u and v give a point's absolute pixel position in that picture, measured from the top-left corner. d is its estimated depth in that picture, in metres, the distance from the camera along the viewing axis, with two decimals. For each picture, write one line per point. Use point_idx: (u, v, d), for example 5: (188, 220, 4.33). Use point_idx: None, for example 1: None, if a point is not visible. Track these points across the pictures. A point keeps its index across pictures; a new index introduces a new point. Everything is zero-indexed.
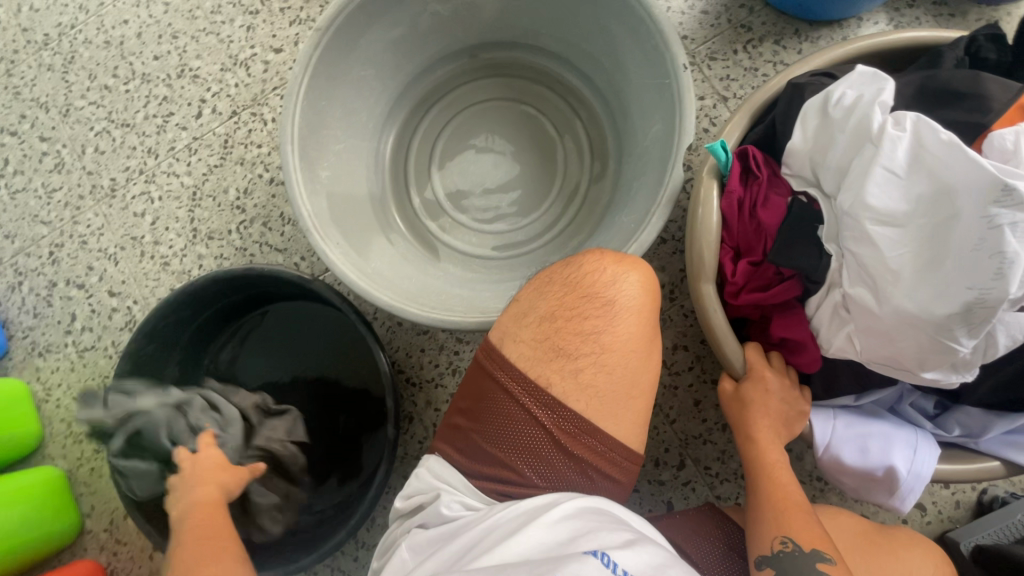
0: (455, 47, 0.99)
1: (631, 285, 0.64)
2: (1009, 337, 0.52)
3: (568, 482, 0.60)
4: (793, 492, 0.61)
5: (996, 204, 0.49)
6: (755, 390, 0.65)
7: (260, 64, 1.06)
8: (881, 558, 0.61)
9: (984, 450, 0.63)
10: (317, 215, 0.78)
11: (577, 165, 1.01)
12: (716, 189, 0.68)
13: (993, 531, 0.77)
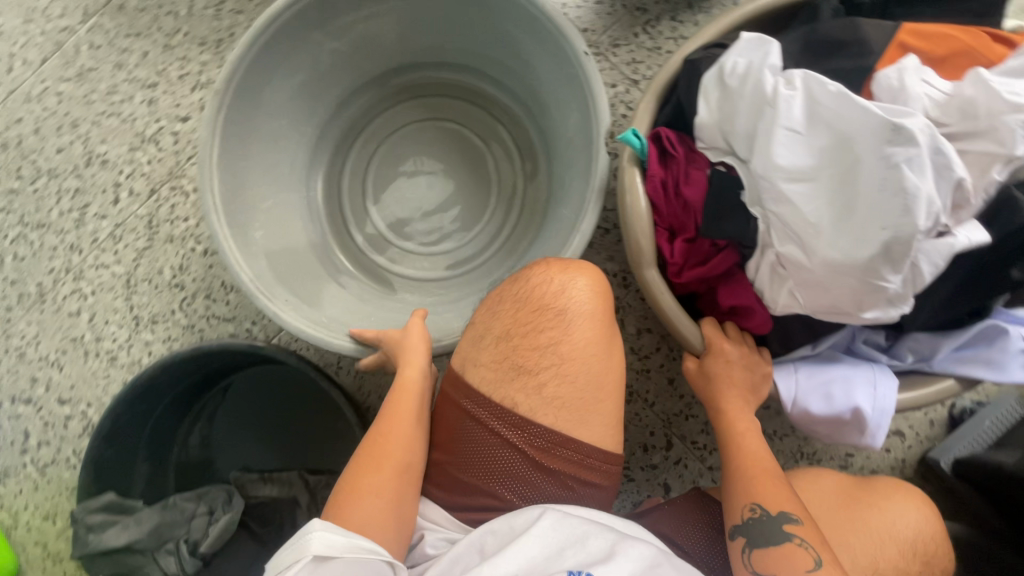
0: (364, 81, 0.98)
1: (579, 289, 0.64)
2: (931, 264, 0.54)
3: (552, 496, 0.60)
4: (760, 455, 0.62)
5: (890, 144, 0.52)
6: (716, 363, 0.67)
7: (170, 136, 1.03)
8: (859, 512, 0.63)
9: (938, 371, 0.66)
10: (259, 278, 0.76)
11: (509, 168, 1.02)
12: (639, 175, 0.68)
13: (968, 442, 0.80)
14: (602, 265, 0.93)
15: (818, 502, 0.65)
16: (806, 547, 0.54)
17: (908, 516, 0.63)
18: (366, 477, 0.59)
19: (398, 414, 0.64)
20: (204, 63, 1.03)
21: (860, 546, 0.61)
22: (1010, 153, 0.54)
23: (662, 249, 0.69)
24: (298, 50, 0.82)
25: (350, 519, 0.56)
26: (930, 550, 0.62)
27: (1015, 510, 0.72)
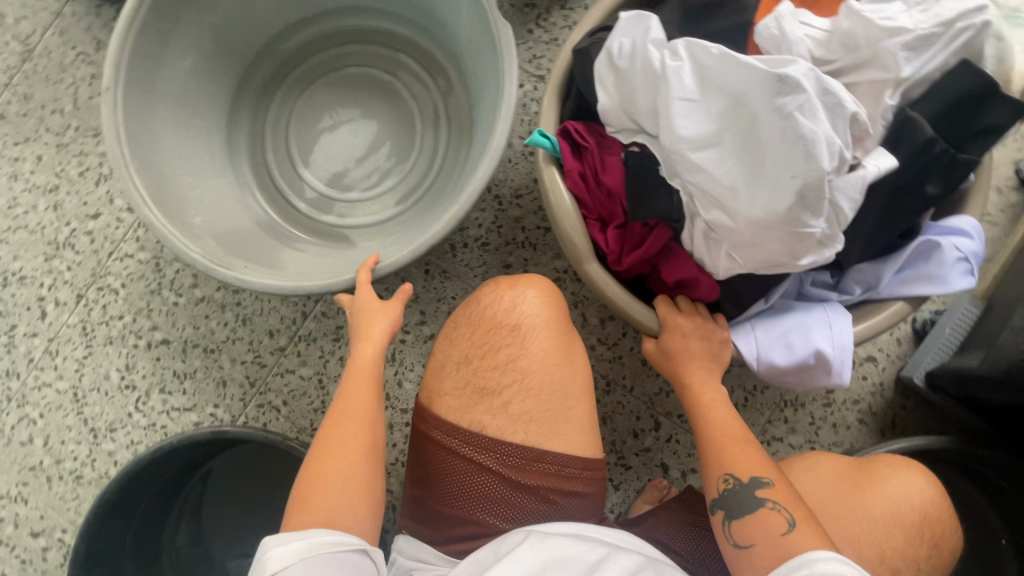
0: (253, 56, 0.96)
1: (530, 301, 0.63)
2: (849, 200, 0.54)
3: (538, 515, 0.58)
4: (730, 425, 0.63)
5: (780, 95, 0.52)
6: (675, 338, 0.66)
7: (84, 236, 0.98)
8: (858, 491, 0.61)
9: (887, 296, 0.67)
10: (210, 253, 0.75)
11: (425, 94, 1.00)
12: (558, 172, 0.67)
13: (936, 352, 0.82)
14: (551, 264, 0.93)
15: (816, 488, 0.62)
16: (779, 510, 0.54)
17: (913, 495, 0.60)
18: (318, 467, 0.57)
19: (351, 399, 0.62)
20: (102, 153, 0.99)
21: (855, 530, 0.59)
22: (898, 76, 0.56)
23: (597, 240, 0.69)
24: (174, 36, 0.81)
25: (304, 510, 0.54)
26: (937, 533, 0.59)
27: (993, 409, 0.73)
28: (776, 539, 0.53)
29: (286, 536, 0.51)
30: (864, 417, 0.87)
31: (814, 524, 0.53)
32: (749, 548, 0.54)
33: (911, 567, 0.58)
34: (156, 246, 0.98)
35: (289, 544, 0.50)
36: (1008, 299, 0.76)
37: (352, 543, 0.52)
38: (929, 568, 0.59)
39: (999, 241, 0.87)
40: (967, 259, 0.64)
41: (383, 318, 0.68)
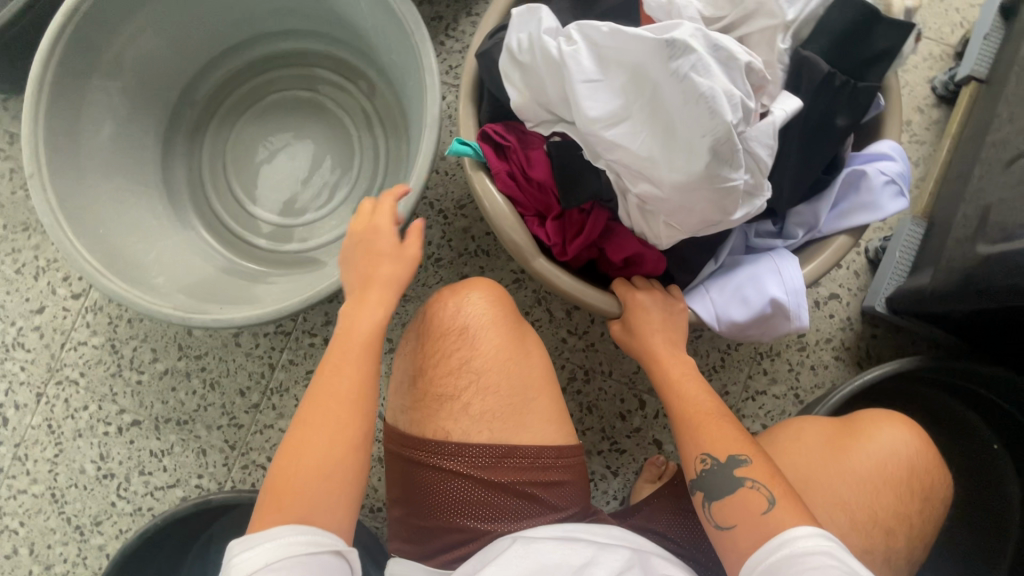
0: (173, 108, 0.96)
1: (474, 303, 0.63)
2: (765, 147, 0.55)
3: (524, 512, 0.58)
4: (701, 401, 0.62)
5: (673, 58, 0.53)
6: (633, 312, 0.66)
7: (33, 332, 0.96)
8: (843, 456, 0.57)
9: (829, 233, 0.68)
10: (183, 305, 0.77)
11: (350, 100, 0.98)
12: (486, 177, 0.67)
13: (892, 277, 0.83)
14: (506, 266, 0.92)
15: (799, 460, 0.58)
16: (758, 488, 0.54)
17: (900, 447, 0.57)
18: (298, 454, 0.54)
19: (339, 379, 0.57)
20: (36, 245, 0.97)
21: (837, 497, 0.56)
22: (784, 20, 0.58)
23: (540, 236, 0.69)
24: (85, 105, 0.80)
25: (280, 505, 0.51)
26: (927, 484, 0.57)
27: (954, 321, 0.74)
28: (756, 519, 0.53)
29: (253, 538, 0.49)
30: (840, 354, 0.88)
31: (792, 498, 0.53)
32: (732, 528, 0.54)
33: (904, 524, 0.56)
34: (108, 328, 0.95)
35: (254, 548, 0.48)
36: (947, 212, 0.78)
37: (323, 540, 0.51)
38: (923, 522, 0.57)
39: (929, 159, 0.89)
40: (895, 180, 0.65)
41: (378, 281, 0.63)
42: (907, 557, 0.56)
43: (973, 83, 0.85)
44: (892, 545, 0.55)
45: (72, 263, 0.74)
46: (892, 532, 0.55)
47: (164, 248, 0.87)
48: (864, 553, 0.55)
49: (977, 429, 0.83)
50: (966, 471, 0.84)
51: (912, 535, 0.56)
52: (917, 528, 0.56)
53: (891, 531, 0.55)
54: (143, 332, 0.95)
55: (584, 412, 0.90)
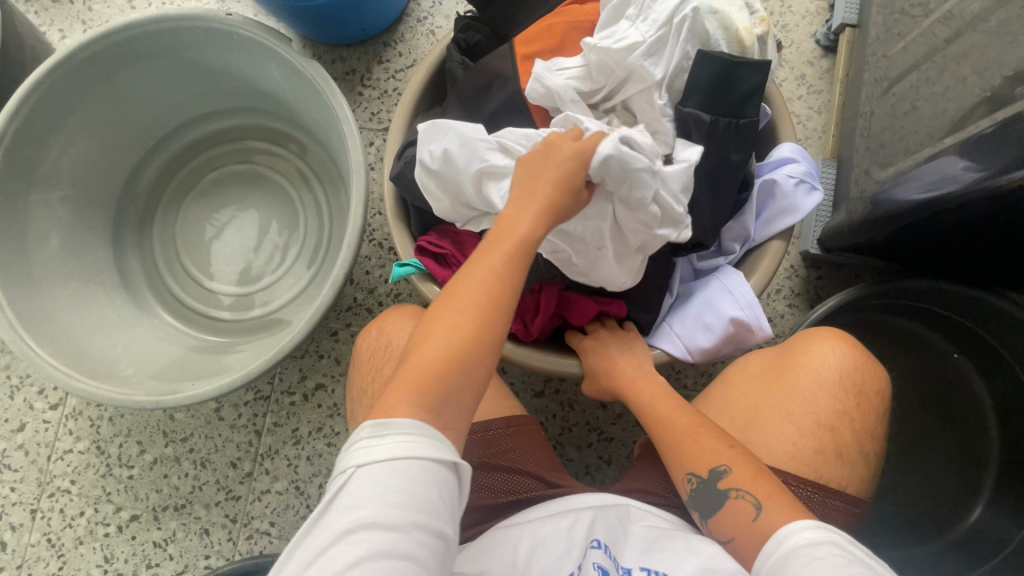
0: (118, 207, 0.99)
1: (394, 324, 0.69)
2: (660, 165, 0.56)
3: (495, 480, 0.60)
4: (677, 417, 0.60)
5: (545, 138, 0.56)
6: (600, 364, 0.66)
7: (17, 451, 0.96)
8: (779, 380, 0.62)
9: (762, 240, 0.71)
10: (154, 391, 0.79)
11: (283, 163, 1.03)
12: (434, 285, 0.69)
13: (818, 220, 0.89)
14: None
15: (741, 390, 0.63)
16: (744, 496, 0.52)
17: (832, 357, 0.61)
18: (435, 340, 0.44)
19: (497, 273, 0.46)
20: (7, 365, 0.98)
21: (784, 417, 0.60)
22: (655, 81, 0.60)
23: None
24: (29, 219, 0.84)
25: (405, 392, 0.42)
26: (860, 381, 0.60)
27: (881, 246, 0.79)
28: (750, 528, 0.51)
29: (384, 426, 0.41)
30: (793, 302, 0.91)
31: (778, 494, 0.51)
32: (731, 541, 0.53)
33: (847, 420, 0.59)
34: (92, 431, 0.96)
35: (381, 439, 0.41)
36: (850, 151, 0.88)
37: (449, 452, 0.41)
38: (865, 414, 0.60)
39: (829, 105, 0.95)
40: (804, 179, 0.69)
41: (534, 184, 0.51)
42: (861, 450, 0.59)
43: (847, 30, 0.93)
44: (841, 441, 0.58)
45: (34, 368, 0.76)
46: (837, 428, 0.59)
47: (130, 340, 0.89)
48: (816, 454, 0.58)
49: (932, 342, 0.88)
50: (935, 383, 0.88)
51: (857, 428, 0.59)
52: (860, 421, 0.59)
53: (836, 429, 0.59)
54: (127, 427, 0.97)
55: (567, 409, 0.92)
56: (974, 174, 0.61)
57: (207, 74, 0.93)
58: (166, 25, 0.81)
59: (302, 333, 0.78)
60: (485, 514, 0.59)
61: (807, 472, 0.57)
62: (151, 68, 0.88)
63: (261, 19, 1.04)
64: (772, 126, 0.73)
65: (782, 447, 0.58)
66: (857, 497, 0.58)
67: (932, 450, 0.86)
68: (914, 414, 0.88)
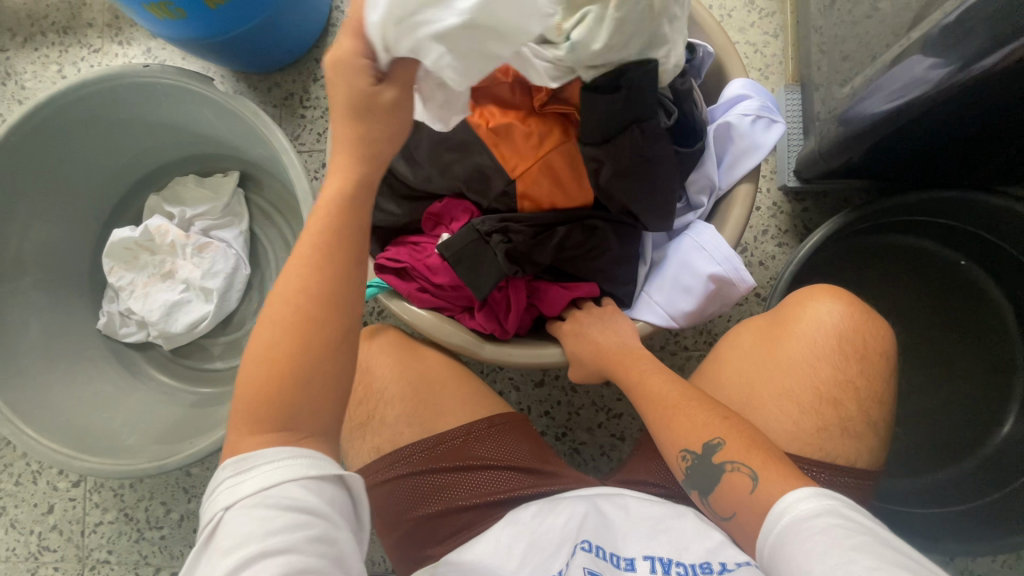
0: None
1: (365, 347, 0.68)
2: None
3: (479, 480, 0.60)
4: (668, 393, 0.57)
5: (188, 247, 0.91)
6: (580, 346, 0.64)
7: (53, 532, 0.98)
8: (776, 348, 0.58)
9: (729, 185, 0.67)
10: (156, 457, 0.79)
11: None
12: (401, 299, 0.67)
13: (791, 149, 0.84)
14: None
15: (737, 363, 0.60)
16: (739, 468, 0.50)
17: (825, 316, 0.57)
18: (257, 371, 0.42)
19: (299, 262, 0.43)
20: (25, 453, 1.00)
21: (782, 388, 0.56)
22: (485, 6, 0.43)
23: (475, 328, 0.67)
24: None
25: (251, 420, 0.41)
26: (861, 342, 0.57)
27: (862, 164, 0.74)
28: (748, 501, 0.49)
29: (247, 458, 0.40)
30: (782, 239, 0.87)
31: (775, 464, 0.49)
32: (733, 517, 0.50)
33: (851, 391, 0.55)
34: (117, 500, 0.98)
35: (245, 474, 0.40)
36: (812, 71, 0.83)
37: (320, 466, 0.41)
38: (870, 382, 0.56)
39: (785, 27, 0.90)
40: (760, 116, 0.65)
41: (384, 116, 0.45)
42: (869, 421, 0.55)
43: None
44: (846, 415, 0.55)
45: (38, 455, 0.77)
46: (840, 402, 0.55)
47: (128, 409, 0.89)
48: (820, 433, 0.54)
49: (935, 250, 0.83)
50: (947, 296, 0.83)
51: (862, 398, 0.55)
52: (865, 388, 0.56)
53: (839, 402, 0.55)
54: (149, 490, 0.98)
55: (571, 393, 0.90)
56: (941, 71, 0.56)
57: (143, 131, 0.91)
58: (89, 91, 0.80)
59: None
60: (477, 512, 0.59)
61: (813, 450, 0.54)
62: (87, 137, 0.87)
63: (189, 62, 1.02)
64: (719, 64, 0.68)
65: (782, 426, 0.55)
66: (869, 435, 0.55)
67: (953, 364, 0.82)
68: (929, 331, 0.83)
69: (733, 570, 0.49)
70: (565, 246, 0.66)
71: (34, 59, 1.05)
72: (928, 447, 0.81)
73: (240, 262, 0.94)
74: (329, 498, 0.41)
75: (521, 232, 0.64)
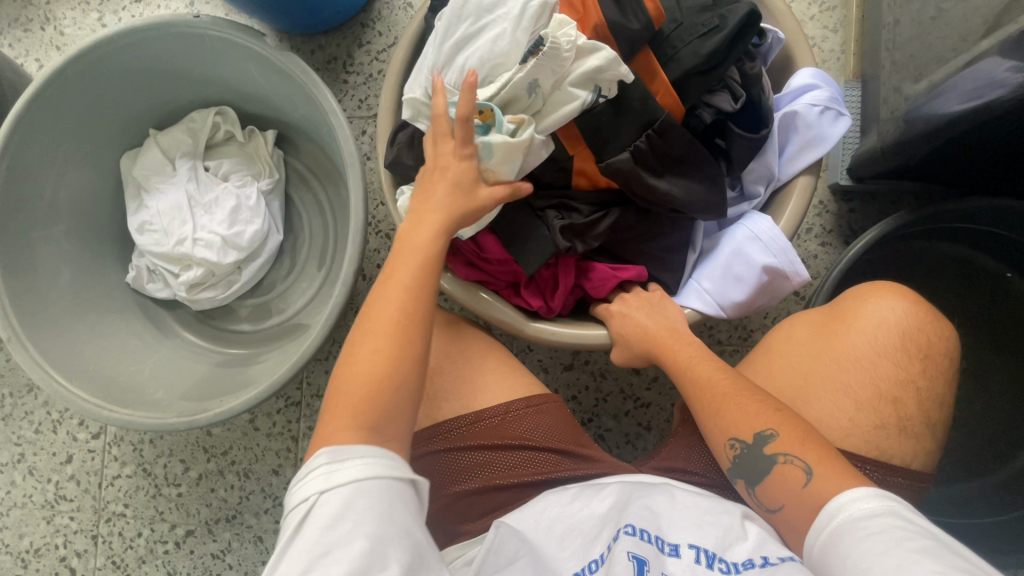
0: None
1: None
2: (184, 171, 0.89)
3: (515, 459, 0.60)
4: (717, 380, 0.57)
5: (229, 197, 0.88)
6: (627, 329, 0.63)
7: (70, 482, 0.98)
8: (835, 345, 0.58)
9: (788, 177, 0.66)
10: (183, 412, 0.79)
11: None
12: (446, 273, 0.66)
13: (845, 146, 0.83)
14: None
15: (794, 357, 0.59)
16: (792, 461, 0.50)
17: (888, 313, 0.57)
18: (359, 375, 0.46)
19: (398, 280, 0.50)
20: (45, 401, 0.99)
21: (837, 384, 0.57)
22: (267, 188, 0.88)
23: (520, 305, 0.67)
24: (30, 259, 0.83)
25: (340, 410, 0.45)
26: (925, 341, 0.56)
27: (918, 167, 0.74)
28: (799, 494, 0.49)
29: (341, 449, 0.43)
30: (826, 239, 0.86)
31: (829, 460, 0.49)
32: (782, 509, 0.51)
33: (912, 391, 0.56)
34: (136, 455, 0.98)
35: (342, 465, 0.42)
36: (874, 68, 0.81)
37: (403, 470, 0.44)
38: (933, 382, 0.56)
39: (847, 22, 0.88)
40: (828, 107, 0.64)
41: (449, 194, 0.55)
42: (927, 421, 0.56)
43: None
44: (904, 414, 0.55)
45: (65, 402, 0.77)
46: (900, 400, 0.55)
47: (155, 363, 0.89)
48: (876, 430, 0.55)
49: (982, 263, 0.81)
50: (988, 309, 0.82)
51: (923, 399, 0.56)
52: (926, 387, 0.56)
53: (898, 400, 0.55)
54: (169, 447, 0.98)
55: (599, 379, 0.89)
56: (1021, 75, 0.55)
57: (184, 84, 0.90)
58: (140, 37, 0.79)
59: (320, 337, 0.75)
60: (514, 490, 0.59)
61: (867, 449, 0.55)
62: (125, 87, 0.86)
63: (232, 17, 1.00)
64: (787, 53, 0.67)
65: (836, 421, 0.56)
66: (916, 437, 0.55)
67: (989, 375, 0.81)
68: (966, 341, 0.82)
69: (776, 564, 0.47)
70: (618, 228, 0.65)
71: (74, 5, 1.02)
72: (956, 457, 0.80)
73: (275, 225, 0.93)
74: (408, 511, 0.42)
75: (576, 210, 0.64)
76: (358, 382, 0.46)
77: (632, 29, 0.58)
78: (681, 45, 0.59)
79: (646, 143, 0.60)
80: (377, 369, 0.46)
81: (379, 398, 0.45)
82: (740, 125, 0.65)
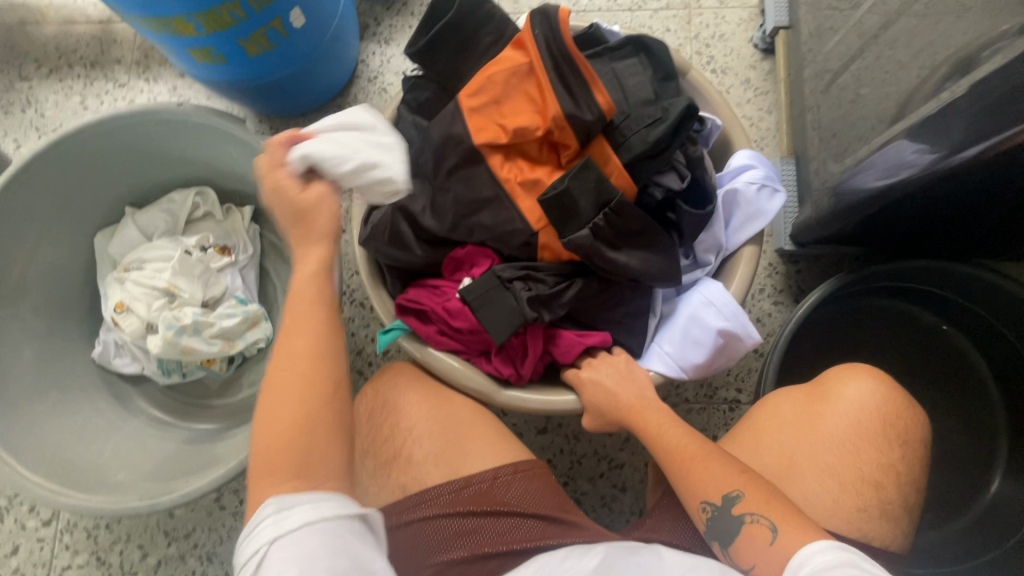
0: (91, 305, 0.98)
1: (388, 382, 0.69)
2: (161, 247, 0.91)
3: (500, 526, 0.59)
4: (688, 446, 0.59)
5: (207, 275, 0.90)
6: (597, 394, 0.65)
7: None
8: (816, 428, 0.62)
9: (735, 247, 0.72)
10: (145, 495, 0.76)
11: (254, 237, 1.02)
12: (421, 341, 0.69)
13: (786, 214, 0.90)
14: None
15: (781, 438, 0.63)
16: (758, 520, 0.52)
17: (864, 396, 0.62)
18: (285, 423, 0.44)
19: (301, 333, 0.47)
20: None
21: (819, 463, 0.60)
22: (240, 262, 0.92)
23: (491, 372, 0.69)
24: None
25: (270, 469, 0.42)
26: (902, 428, 0.61)
27: (853, 234, 0.81)
28: (768, 552, 0.51)
29: (287, 499, 0.41)
30: (778, 299, 0.92)
31: (793, 518, 0.51)
32: (754, 569, 0.52)
33: (892, 475, 0.59)
34: (89, 542, 0.92)
35: (290, 510, 0.40)
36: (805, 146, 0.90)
37: (353, 507, 0.43)
38: (911, 469, 0.60)
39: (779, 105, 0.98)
40: (764, 184, 0.71)
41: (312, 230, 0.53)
42: (904, 505, 0.59)
43: (782, 32, 0.97)
44: (886, 498, 0.58)
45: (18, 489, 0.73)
46: (881, 484, 0.59)
47: (117, 443, 0.86)
48: (859, 512, 0.58)
49: (923, 318, 0.88)
50: (934, 361, 0.87)
51: (902, 482, 0.59)
52: (905, 473, 0.60)
53: (880, 484, 0.59)
54: (125, 532, 0.93)
55: (573, 441, 0.90)
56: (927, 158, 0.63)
57: (162, 164, 0.93)
58: (122, 123, 0.83)
59: None
60: (496, 561, 0.57)
61: (850, 530, 0.57)
62: (105, 170, 0.89)
63: (213, 101, 1.05)
64: (725, 138, 0.74)
65: (822, 502, 0.58)
66: (880, 499, 0.58)
67: (942, 425, 0.86)
68: (917, 390, 0.87)
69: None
70: (583, 297, 0.69)
71: (57, 89, 1.06)
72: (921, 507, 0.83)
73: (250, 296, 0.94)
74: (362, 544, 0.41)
75: (542, 281, 0.68)
76: (286, 430, 0.43)
77: (587, 119, 0.64)
78: (631, 134, 0.66)
79: (604, 221, 0.65)
80: (294, 409, 0.44)
81: (307, 447, 0.43)
82: (689, 202, 0.71)
